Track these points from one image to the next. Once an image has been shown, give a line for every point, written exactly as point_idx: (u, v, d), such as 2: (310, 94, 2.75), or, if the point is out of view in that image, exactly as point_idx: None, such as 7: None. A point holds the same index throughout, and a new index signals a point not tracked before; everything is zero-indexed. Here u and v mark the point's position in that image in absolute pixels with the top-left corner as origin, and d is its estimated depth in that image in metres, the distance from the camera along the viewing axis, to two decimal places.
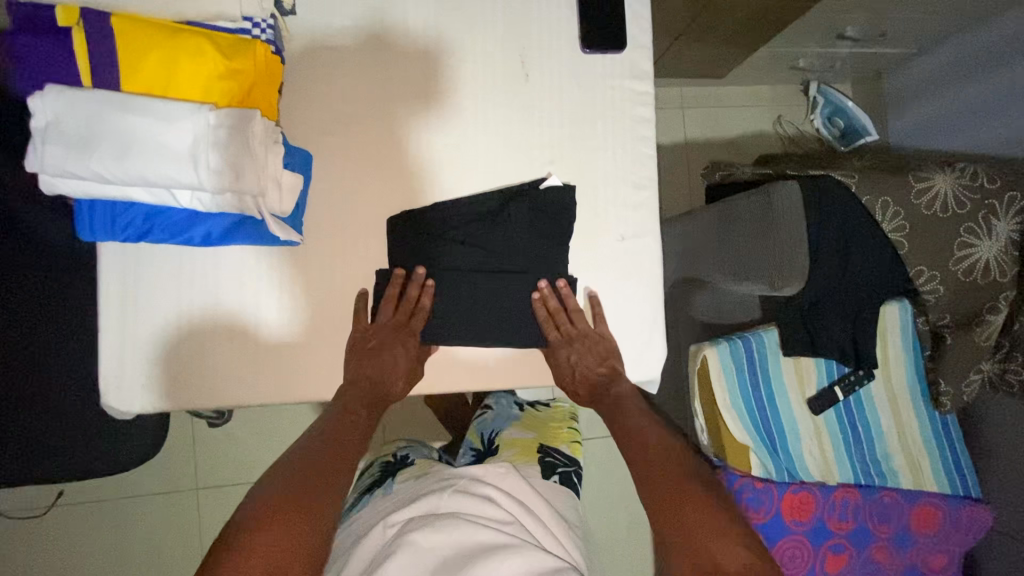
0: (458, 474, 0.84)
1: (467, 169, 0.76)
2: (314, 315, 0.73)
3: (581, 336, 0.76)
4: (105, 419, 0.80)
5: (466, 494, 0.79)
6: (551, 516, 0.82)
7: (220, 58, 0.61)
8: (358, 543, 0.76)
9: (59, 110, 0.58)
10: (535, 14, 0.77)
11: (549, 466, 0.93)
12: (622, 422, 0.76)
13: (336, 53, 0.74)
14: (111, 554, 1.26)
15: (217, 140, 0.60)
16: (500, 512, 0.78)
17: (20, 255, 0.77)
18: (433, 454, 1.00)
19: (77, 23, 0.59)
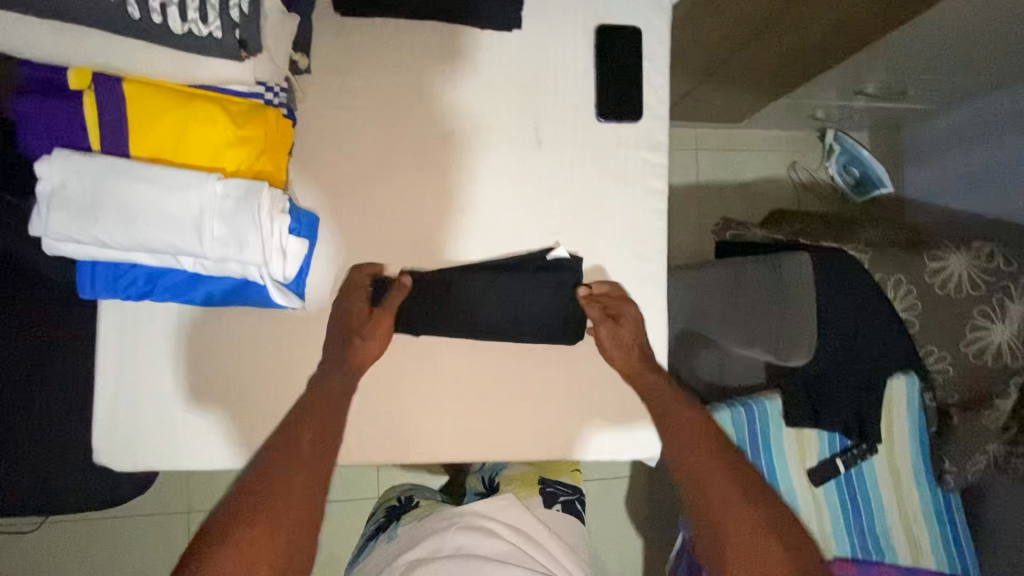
0: (461, 511, 0.83)
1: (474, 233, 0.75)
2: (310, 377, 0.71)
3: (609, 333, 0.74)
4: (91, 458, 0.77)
5: (469, 530, 0.78)
6: (555, 547, 0.81)
7: (230, 126, 0.61)
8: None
9: (65, 175, 0.57)
10: (551, 79, 0.76)
11: (552, 496, 0.91)
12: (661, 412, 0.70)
13: (349, 111, 0.73)
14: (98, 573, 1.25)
15: (224, 210, 0.59)
16: (506, 547, 0.77)
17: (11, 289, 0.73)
18: (434, 495, 0.98)
19: (88, 86, 0.58)
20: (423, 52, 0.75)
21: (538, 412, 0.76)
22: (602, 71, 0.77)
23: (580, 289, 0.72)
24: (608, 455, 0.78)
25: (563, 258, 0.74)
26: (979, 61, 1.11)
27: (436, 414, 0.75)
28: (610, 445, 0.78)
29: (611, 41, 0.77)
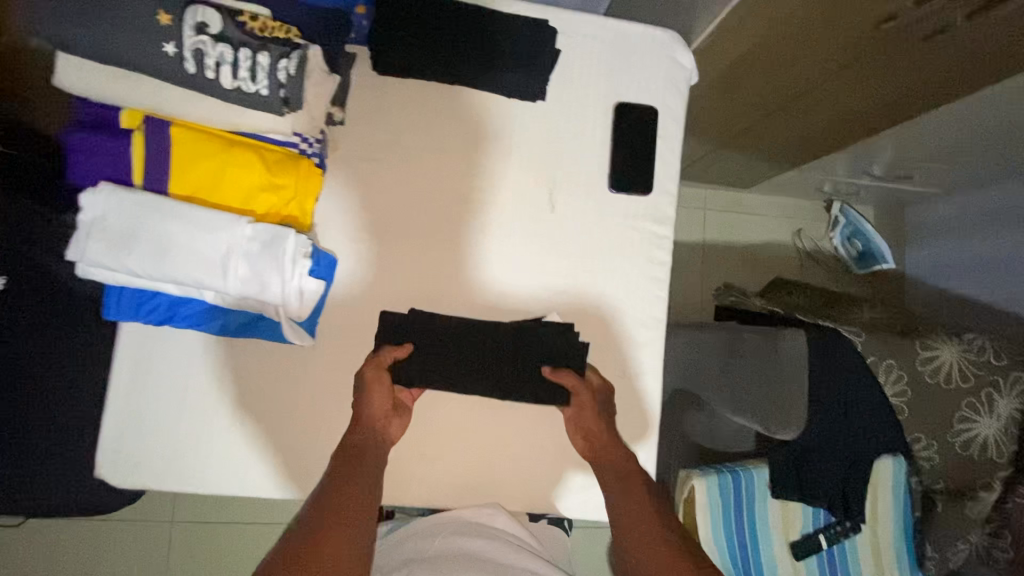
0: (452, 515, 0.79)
1: (484, 293, 0.78)
2: (310, 413, 0.73)
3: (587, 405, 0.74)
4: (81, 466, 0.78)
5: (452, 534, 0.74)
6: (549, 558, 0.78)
7: (265, 173, 0.65)
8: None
9: (107, 208, 0.61)
10: (570, 149, 0.81)
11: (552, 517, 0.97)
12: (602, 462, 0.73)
13: (375, 163, 0.77)
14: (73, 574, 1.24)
15: (250, 253, 0.63)
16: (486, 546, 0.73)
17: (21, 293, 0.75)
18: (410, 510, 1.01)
19: (140, 127, 0.62)
20: (451, 113, 0.79)
21: (527, 467, 0.79)
22: (618, 145, 0.81)
23: (545, 367, 0.74)
24: (594, 514, 0.80)
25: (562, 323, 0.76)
26: (982, 159, 1.16)
27: (428, 460, 0.77)
28: (595, 504, 0.80)
29: (630, 117, 0.82)
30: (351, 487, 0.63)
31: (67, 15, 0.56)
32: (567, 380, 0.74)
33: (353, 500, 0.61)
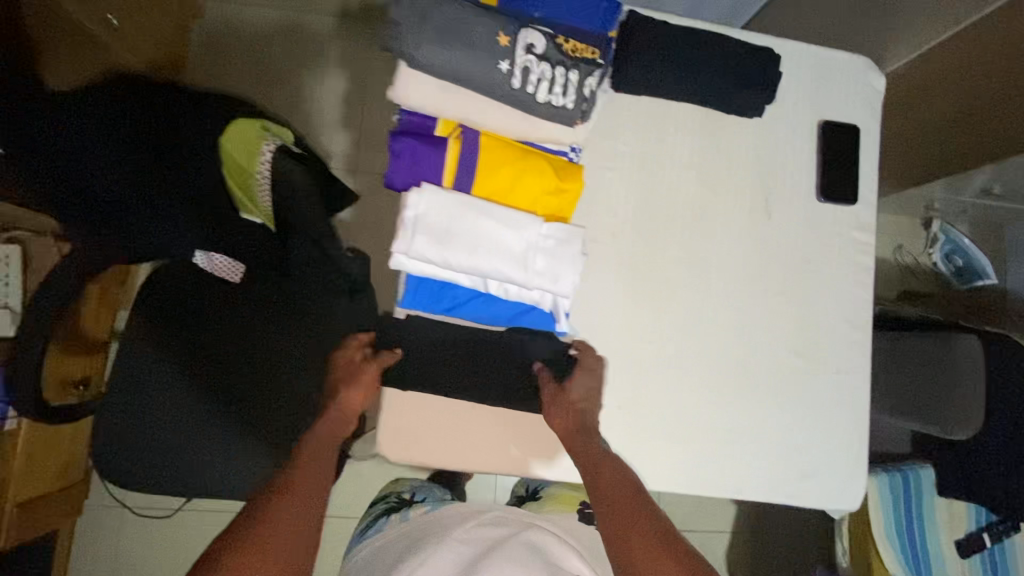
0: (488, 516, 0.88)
1: (707, 328, 0.83)
2: None
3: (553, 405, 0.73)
4: (273, 431, 0.91)
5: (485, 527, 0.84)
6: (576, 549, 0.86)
7: (554, 178, 0.72)
8: (382, 557, 0.85)
9: (430, 206, 0.69)
10: (781, 162, 0.88)
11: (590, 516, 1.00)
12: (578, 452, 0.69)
13: (615, 171, 0.83)
14: None
15: (547, 249, 0.70)
16: (510, 534, 0.82)
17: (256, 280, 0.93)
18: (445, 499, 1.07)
19: (453, 134, 0.70)
20: (678, 128, 0.86)
21: (753, 458, 0.83)
22: (825, 159, 0.88)
23: (533, 363, 0.76)
24: (816, 503, 0.84)
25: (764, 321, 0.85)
26: None
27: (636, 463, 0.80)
28: (817, 494, 0.84)
29: (836, 133, 0.89)
30: (309, 473, 0.64)
31: (423, 34, 0.64)
32: (546, 378, 0.75)
33: (312, 484, 0.63)
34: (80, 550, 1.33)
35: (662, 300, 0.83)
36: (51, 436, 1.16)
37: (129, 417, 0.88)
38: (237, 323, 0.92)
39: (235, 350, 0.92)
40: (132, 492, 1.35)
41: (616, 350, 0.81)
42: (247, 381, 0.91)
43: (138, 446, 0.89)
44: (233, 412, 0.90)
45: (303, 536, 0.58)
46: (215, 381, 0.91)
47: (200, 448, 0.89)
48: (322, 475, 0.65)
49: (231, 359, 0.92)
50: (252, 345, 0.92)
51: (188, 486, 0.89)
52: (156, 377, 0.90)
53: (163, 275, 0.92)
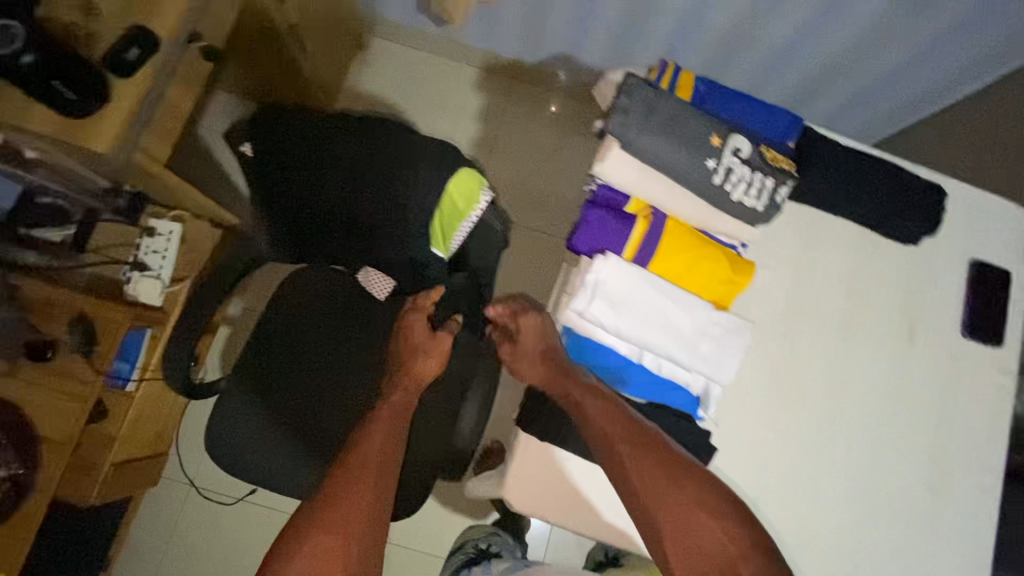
0: None
1: (838, 439, 0.84)
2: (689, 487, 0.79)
3: (518, 352, 0.77)
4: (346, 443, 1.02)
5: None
6: None
7: (729, 269, 0.75)
8: None
9: (613, 275, 0.73)
10: (929, 290, 0.90)
11: None
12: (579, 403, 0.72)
13: (771, 271, 0.86)
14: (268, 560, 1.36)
15: (712, 335, 0.74)
16: None
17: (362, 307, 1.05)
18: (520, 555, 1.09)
19: (643, 214, 0.75)
20: (835, 240, 0.88)
21: None
22: (974, 296, 0.89)
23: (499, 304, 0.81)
24: None
25: (895, 444, 0.85)
26: None
27: None
28: None
29: (988, 273, 0.90)
30: (383, 444, 0.86)
31: (646, 126, 0.71)
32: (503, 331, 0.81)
33: (383, 454, 0.85)
34: (142, 519, 1.36)
35: (800, 405, 0.83)
36: (156, 403, 1.22)
37: (229, 408, 1.02)
38: (337, 343, 1.05)
39: (329, 367, 1.04)
40: (203, 472, 1.38)
41: (748, 445, 0.82)
42: (334, 396, 1.03)
43: (232, 435, 1.01)
44: (315, 422, 1.02)
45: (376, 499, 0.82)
46: (307, 390, 1.03)
47: (283, 446, 1.01)
48: (394, 444, 0.87)
49: (324, 371, 1.04)
50: (345, 366, 1.04)
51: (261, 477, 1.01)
52: (259, 377, 1.03)
53: (287, 291, 1.06)
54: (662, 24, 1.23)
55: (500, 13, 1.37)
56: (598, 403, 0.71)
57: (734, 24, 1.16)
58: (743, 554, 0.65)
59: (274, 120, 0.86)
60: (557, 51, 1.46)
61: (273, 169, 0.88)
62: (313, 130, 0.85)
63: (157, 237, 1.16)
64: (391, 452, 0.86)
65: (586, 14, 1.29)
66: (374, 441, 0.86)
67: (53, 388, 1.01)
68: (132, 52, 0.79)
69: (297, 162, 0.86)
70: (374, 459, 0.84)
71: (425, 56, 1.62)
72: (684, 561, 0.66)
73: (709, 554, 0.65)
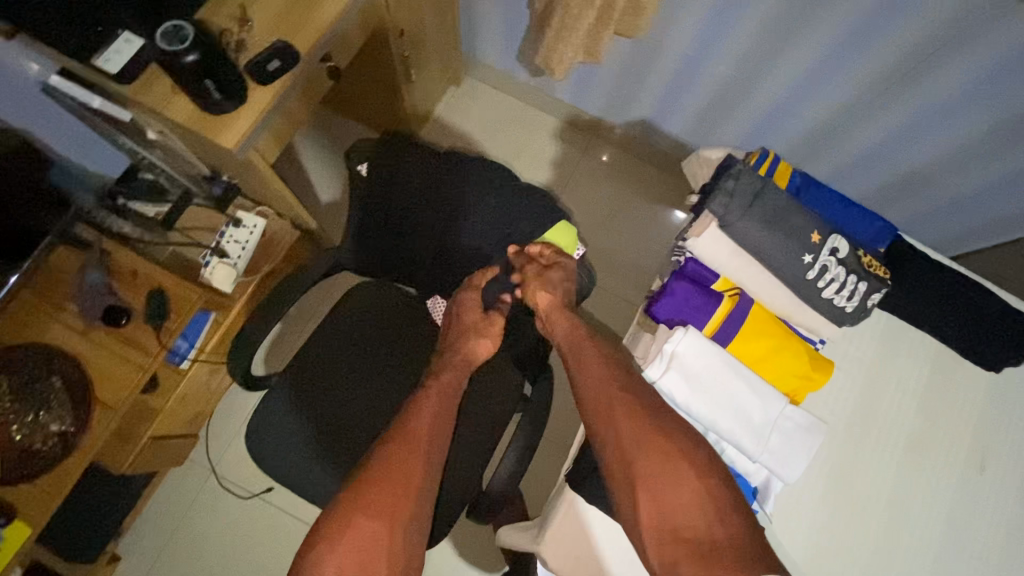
0: None
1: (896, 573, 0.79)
2: None
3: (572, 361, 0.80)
4: None
5: None
6: None
7: (808, 364, 0.75)
8: None
9: (692, 349, 0.73)
10: (1007, 423, 0.86)
11: None
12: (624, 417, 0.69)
13: (842, 376, 0.85)
14: (268, 563, 1.35)
15: (784, 428, 0.73)
16: None
17: (422, 332, 1.10)
18: None
19: (729, 294, 0.76)
20: (911, 353, 0.87)
21: None
22: None
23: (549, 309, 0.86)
24: None
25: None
26: None
27: None
28: None
29: None
30: (427, 429, 0.87)
31: (749, 212, 0.72)
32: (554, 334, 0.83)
33: (425, 440, 0.86)
34: (158, 497, 1.37)
35: (858, 519, 0.80)
36: (202, 385, 1.25)
37: (282, 413, 1.01)
38: (392, 365, 1.07)
39: (381, 386, 1.06)
40: (225, 461, 1.40)
41: (797, 551, 0.78)
42: (380, 412, 1.04)
43: (270, 432, 1.00)
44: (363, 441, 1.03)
45: (417, 486, 0.82)
46: (359, 407, 1.04)
47: (318, 455, 1.00)
48: (436, 431, 0.88)
49: (373, 387, 1.06)
50: (395, 389, 1.06)
51: (302, 489, 0.99)
52: (314, 388, 1.04)
53: (349, 305, 1.08)
54: (753, 110, 1.27)
55: (596, 74, 1.43)
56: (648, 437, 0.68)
57: (827, 120, 1.19)
58: (721, 517, 0.62)
59: (394, 146, 0.93)
60: (643, 117, 1.51)
61: (381, 192, 0.94)
62: (427, 163, 0.93)
63: (241, 228, 1.21)
64: (433, 436, 0.87)
65: (679, 89, 1.34)
66: (422, 431, 0.87)
67: (117, 354, 1.05)
68: (273, 64, 0.86)
69: (411, 188, 0.94)
70: (423, 437, 0.86)
71: (513, 101, 1.69)
72: (658, 517, 0.64)
73: (684, 509, 0.63)
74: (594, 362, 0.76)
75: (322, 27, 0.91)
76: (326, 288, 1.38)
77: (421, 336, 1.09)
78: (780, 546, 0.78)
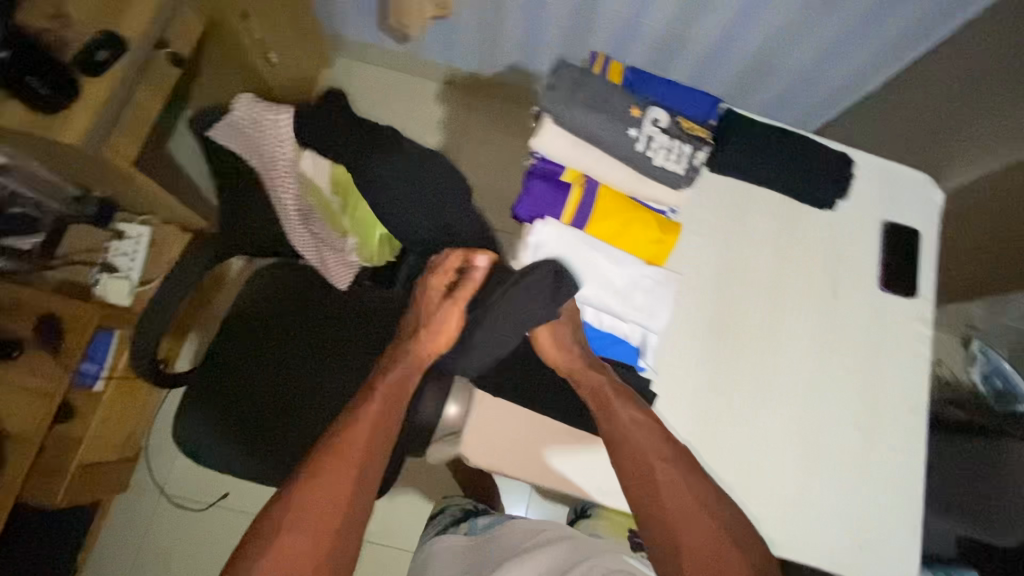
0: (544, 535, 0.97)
1: (779, 397, 0.89)
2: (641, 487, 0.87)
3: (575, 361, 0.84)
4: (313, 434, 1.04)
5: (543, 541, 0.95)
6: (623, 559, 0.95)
7: (657, 229, 0.83)
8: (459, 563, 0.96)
9: (550, 235, 0.81)
10: (849, 251, 0.98)
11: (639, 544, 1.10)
12: (634, 444, 0.79)
13: (705, 239, 0.94)
14: None
15: (645, 286, 0.83)
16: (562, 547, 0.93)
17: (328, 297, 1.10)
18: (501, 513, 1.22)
19: (578, 181, 0.83)
20: (759, 208, 0.97)
21: (806, 518, 0.86)
22: (889, 255, 0.98)
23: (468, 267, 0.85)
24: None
25: (830, 391, 0.91)
26: None
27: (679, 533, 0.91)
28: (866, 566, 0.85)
29: (898, 233, 0.99)
30: (360, 440, 0.80)
31: (574, 101, 0.79)
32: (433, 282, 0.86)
33: (358, 449, 0.80)
34: (109, 531, 1.34)
35: (737, 357, 0.89)
36: (125, 407, 1.24)
37: (206, 414, 1.03)
38: (304, 336, 1.08)
39: (299, 362, 1.07)
40: (172, 478, 1.38)
41: (690, 395, 0.87)
42: (302, 385, 1.06)
43: (201, 431, 1.02)
44: (291, 418, 1.05)
45: (342, 499, 0.76)
46: (279, 388, 1.06)
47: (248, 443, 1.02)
48: (374, 436, 0.82)
49: (290, 363, 1.07)
50: (312, 359, 1.07)
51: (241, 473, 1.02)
52: (224, 378, 1.06)
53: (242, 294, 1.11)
54: (602, 32, 1.35)
55: (456, 28, 1.48)
56: (655, 455, 0.79)
57: (667, 25, 1.28)
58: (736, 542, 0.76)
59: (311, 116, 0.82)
60: (513, 62, 1.56)
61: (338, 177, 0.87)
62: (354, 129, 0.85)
63: (126, 240, 1.20)
64: (368, 447, 0.80)
65: (535, 27, 1.41)
66: (356, 442, 0.80)
67: (18, 385, 1.02)
68: (101, 54, 0.86)
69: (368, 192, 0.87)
70: (360, 450, 0.80)
71: (390, 72, 1.71)
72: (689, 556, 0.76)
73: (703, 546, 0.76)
74: (624, 419, 0.79)
75: (146, 11, 0.90)
76: (235, 287, 1.38)
77: (327, 300, 1.09)
78: (675, 393, 0.87)
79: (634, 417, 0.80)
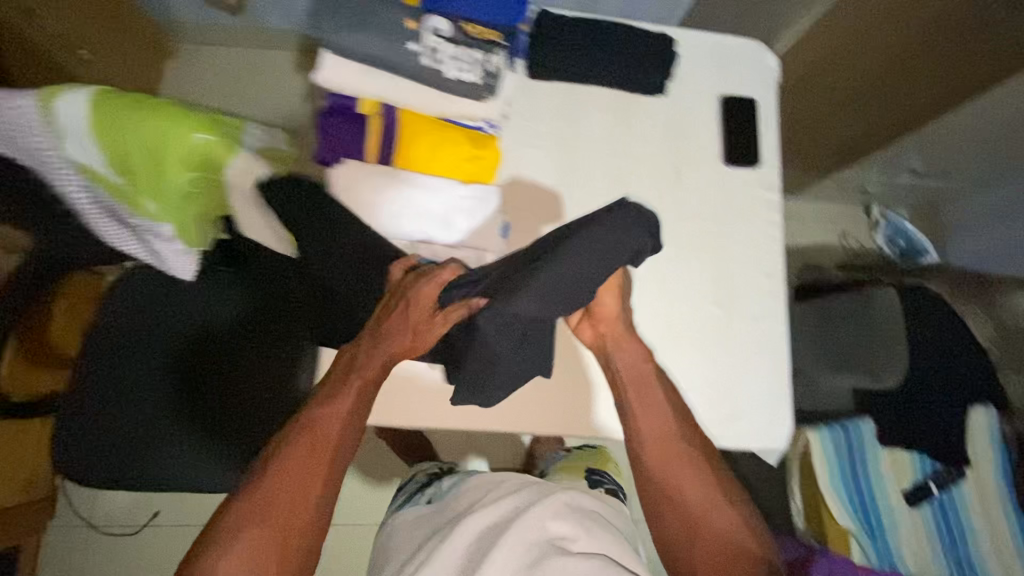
0: (506, 488, 0.75)
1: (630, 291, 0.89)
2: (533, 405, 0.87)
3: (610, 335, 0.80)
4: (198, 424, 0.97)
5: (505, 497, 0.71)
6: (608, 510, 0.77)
7: (470, 145, 0.80)
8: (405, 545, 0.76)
9: (354, 177, 0.80)
10: (690, 133, 0.96)
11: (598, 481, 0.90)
12: (666, 443, 0.77)
13: (537, 150, 0.91)
14: None
15: (467, 210, 0.82)
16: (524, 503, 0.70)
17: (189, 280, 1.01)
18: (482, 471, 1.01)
19: (375, 112, 0.78)
20: (591, 107, 0.94)
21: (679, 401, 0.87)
22: (729, 128, 0.97)
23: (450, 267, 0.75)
24: (744, 442, 0.88)
25: (685, 274, 0.91)
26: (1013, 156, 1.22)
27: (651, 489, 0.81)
28: (738, 433, 0.88)
29: (736, 105, 0.98)
30: (329, 424, 0.70)
31: (344, 27, 0.76)
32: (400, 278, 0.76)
33: (329, 436, 0.69)
34: (43, 575, 1.31)
35: None
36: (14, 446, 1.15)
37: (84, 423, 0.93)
38: (175, 324, 0.99)
39: (174, 353, 0.99)
40: (97, 509, 1.35)
41: None
42: (179, 374, 0.98)
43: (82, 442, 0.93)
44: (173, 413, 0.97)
45: (308, 497, 0.66)
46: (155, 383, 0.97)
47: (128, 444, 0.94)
48: (347, 426, 0.71)
49: (162, 355, 0.98)
50: (185, 345, 0.99)
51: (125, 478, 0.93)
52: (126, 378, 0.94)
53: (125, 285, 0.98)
54: None
55: None
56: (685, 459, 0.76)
57: None
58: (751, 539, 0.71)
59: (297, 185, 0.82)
60: None
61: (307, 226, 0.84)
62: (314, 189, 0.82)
63: None
64: (341, 437, 0.70)
65: None
66: (329, 429, 0.70)
67: None
68: None
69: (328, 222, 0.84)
70: (334, 438, 0.69)
71: (238, 50, 1.60)
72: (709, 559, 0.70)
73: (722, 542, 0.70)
74: (657, 400, 0.79)
75: None
76: None
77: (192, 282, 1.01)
78: None
79: (669, 399, 0.80)
